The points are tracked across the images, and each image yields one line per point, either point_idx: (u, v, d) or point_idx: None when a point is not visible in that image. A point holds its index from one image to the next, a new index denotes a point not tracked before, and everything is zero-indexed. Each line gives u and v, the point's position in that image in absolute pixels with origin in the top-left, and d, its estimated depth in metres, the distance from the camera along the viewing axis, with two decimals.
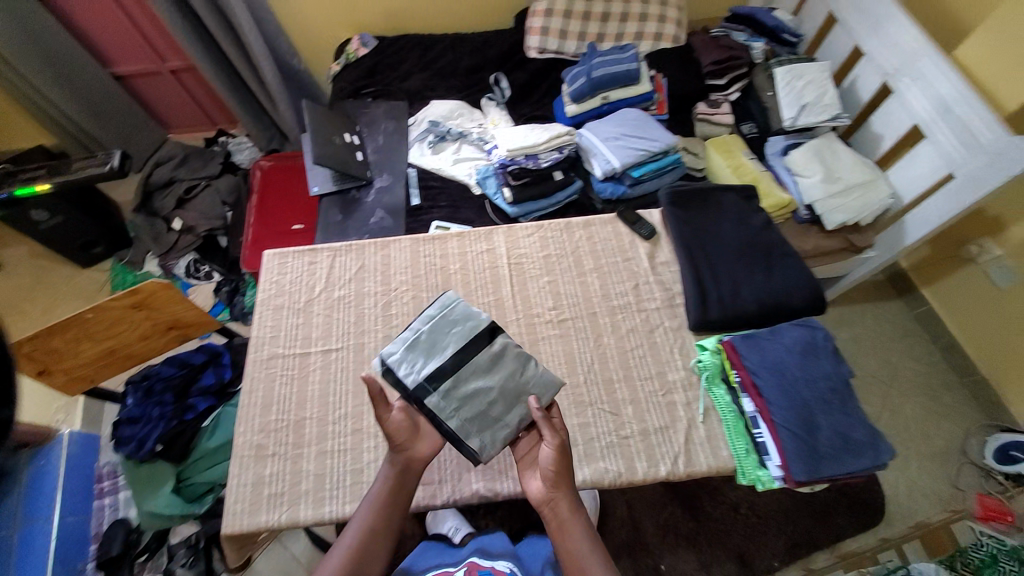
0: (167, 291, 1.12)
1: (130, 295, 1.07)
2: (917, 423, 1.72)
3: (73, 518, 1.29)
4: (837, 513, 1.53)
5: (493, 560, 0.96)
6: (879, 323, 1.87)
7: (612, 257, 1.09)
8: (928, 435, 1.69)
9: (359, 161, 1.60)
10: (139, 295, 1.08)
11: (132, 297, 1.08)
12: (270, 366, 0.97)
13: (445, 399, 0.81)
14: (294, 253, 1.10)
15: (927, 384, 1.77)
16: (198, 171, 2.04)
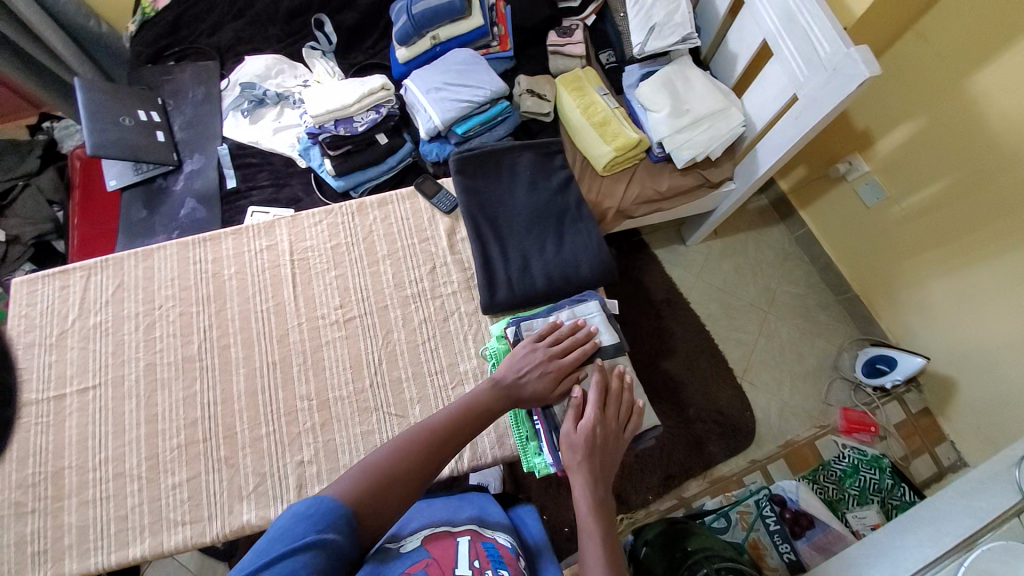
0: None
1: None
2: (793, 346, 1.74)
3: None
4: (707, 443, 1.59)
5: (491, 531, 0.78)
6: (759, 251, 1.84)
7: (408, 239, 0.99)
8: (803, 357, 1.72)
9: (160, 143, 1.38)
10: None
11: None
12: (23, 416, 0.86)
13: (556, 395, 0.82)
14: (44, 276, 0.96)
15: (803, 308, 1.77)
16: (12, 169, 1.61)
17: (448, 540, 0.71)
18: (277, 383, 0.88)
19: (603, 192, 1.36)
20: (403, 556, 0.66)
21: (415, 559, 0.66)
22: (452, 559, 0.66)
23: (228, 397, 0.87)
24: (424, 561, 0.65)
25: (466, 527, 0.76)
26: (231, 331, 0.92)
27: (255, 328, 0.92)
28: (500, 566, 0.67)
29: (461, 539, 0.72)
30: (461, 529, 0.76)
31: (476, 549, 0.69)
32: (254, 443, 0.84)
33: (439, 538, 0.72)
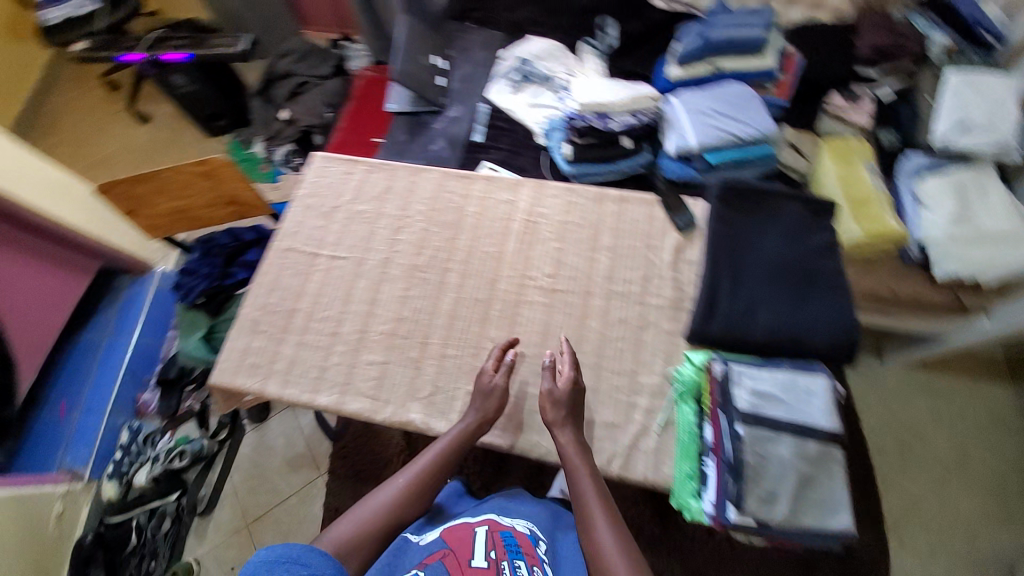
0: (233, 167, 1.21)
1: (199, 163, 1.18)
2: (966, 523, 1.40)
3: (148, 340, 1.88)
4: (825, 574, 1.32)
5: (511, 519, 0.93)
6: (969, 404, 1.52)
7: (635, 239, 1.00)
8: (976, 539, 1.38)
9: (438, 86, 1.61)
10: (207, 165, 1.19)
11: (200, 165, 1.18)
12: (285, 257, 1.07)
13: (754, 448, 0.73)
14: (337, 159, 1.18)
15: (999, 487, 1.43)
16: (314, 69, 2.22)
17: (467, 532, 0.88)
18: (477, 318, 0.96)
19: None
20: (422, 547, 0.85)
21: (433, 549, 0.84)
22: (467, 552, 0.83)
23: (434, 311, 0.98)
24: (442, 553, 0.82)
25: (486, 518, 0.93)
26: (455, 259, 1.02)
27: (474, 265, 1.01)
28: (516, 554, 0.83)
29: (480, 530, 0.88)
30: (481, 520, 0.92)
31: (494, 539, 0.86)
32: (439, 358, 0.94)
33: (456, 532, 0.88)
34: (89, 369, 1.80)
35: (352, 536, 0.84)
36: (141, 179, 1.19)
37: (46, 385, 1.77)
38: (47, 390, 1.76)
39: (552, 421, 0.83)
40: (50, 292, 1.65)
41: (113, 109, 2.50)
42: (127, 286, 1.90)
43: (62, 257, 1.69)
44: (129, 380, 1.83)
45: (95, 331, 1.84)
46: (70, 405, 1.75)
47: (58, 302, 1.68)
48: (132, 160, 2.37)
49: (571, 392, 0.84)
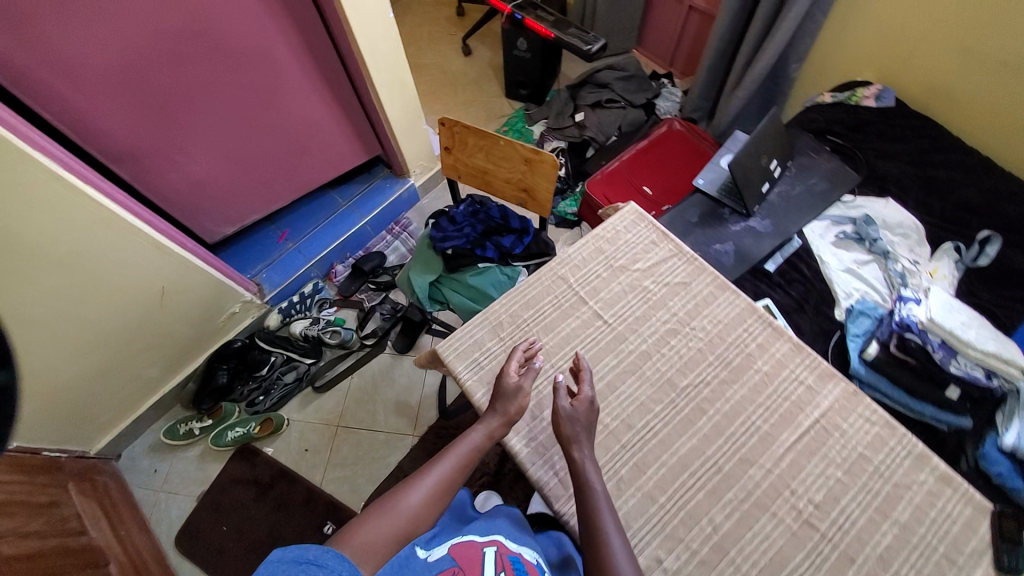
0: (555, 170, 1.27)
1: (532, 151, 1.27)
2: None
3: (368, 229, 2.11)
4: None
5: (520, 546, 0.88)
6: None
7: (935, 539, 0.81)
8: None
9: (760, 191, 1.48)
10: (536, 155, 1.27)
11: (531, 152, 1.27)
12: (555, 284, 1.08)
13: None
14: (650, 223, 1.14)
15: None
16: (629, 93, 2.26)
17: (475, 548, 0.83)
18: (708, 485, 0.85)
19: None
20: (429, 563, 0.77)
21: (441, 567, 0.78)
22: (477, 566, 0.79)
23: (665, 443, 0.90)
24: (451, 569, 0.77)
25: (492, 538, 0.88)
26: (718, 405, 0.93)
27: (736, 427, 0.91)
28: None
29: (488, 550, 0.84)
30: (487, 538, 0.88)
31: (502, 561, 0.82)
32: (648, 495, 0.85)
33: (465, 550, 0.83)
34: (320, 222, 2.05)
35: (369, 538, 0.75)
36: (481, 135, 1.32)
37: (287, 213, 2.06)
38: (282, 217, 2.04)
39: (567, 436, 0.84)
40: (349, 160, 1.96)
41: (448, 30, 2.81)
42: (382, 177, 2.15)
43: (367, 137, 1.93)
44: (340, 248, 2.05)
45: (341, 197, 2.11)
46: (291, 238, 2.01)
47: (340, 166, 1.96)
48: (437, 78, 2.64)
49: (587, 411, 0.87)
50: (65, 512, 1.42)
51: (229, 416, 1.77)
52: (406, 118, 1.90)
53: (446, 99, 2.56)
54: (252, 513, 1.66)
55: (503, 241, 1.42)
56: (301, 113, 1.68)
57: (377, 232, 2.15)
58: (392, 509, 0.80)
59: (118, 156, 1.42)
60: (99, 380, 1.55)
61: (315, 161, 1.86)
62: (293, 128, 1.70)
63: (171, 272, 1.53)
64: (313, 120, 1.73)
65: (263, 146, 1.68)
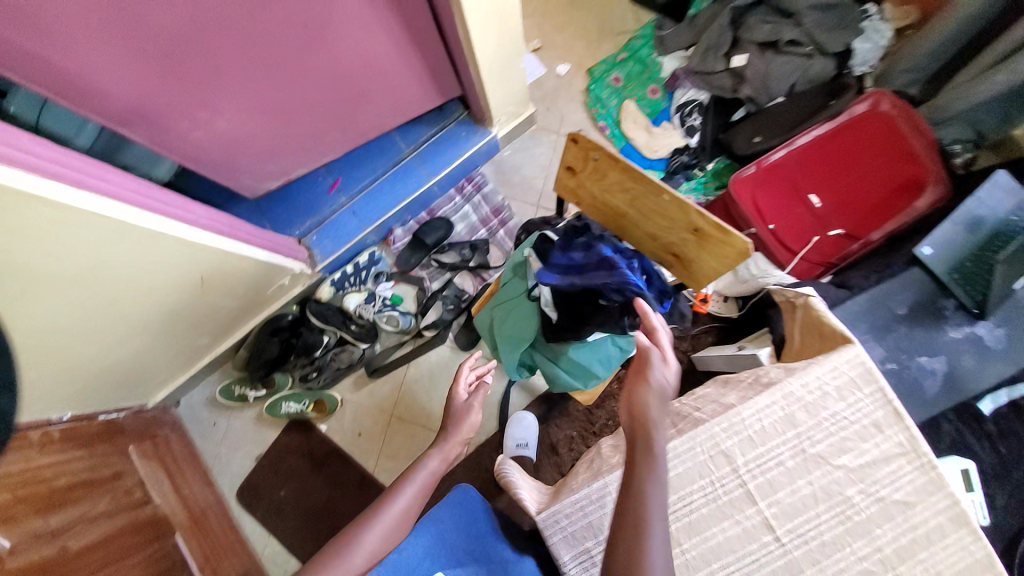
0: (737, 256, 0.91)
1: (714, 225, 0.88)
2: None
3: (435, 188, 1.70)
4: None
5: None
6: None
7: None
8: None
9: (1005, 287, 1.05)
10: (717, 231, 0.89)
11: (711, 226, 0.89)
12: (715, 462, 0.85)
13: None
14: (870, 394, 0.85)
15: None
16: (822, 31, 1.52)
17: None
18: None
19: None
20: None
21: None
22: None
23: None
24: None
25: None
26: None
27: None
28: None
29: None
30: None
31: None
32: None
33: None
34: (377, 176, 1.64)
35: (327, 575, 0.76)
36: (636, 177, 0.91)
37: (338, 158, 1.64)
38: (333, 163, 1.64)
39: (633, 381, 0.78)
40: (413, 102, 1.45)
41: None
42: (456, 121, 1.66)
43: (440, 71, 1.39)
44: (401, 211, 1.69)
45: (403, 142, 1.65)
46: (343, 192, 1.63)
47: (406, 112, 1.48)
48: None
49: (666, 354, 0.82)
50: (128, 483, 1.33)
51: (282, 388, 1.70)
52: (500, 56, 1.35)
53: None
54: (308, 483, 1.67)
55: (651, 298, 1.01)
56: (362, 52, 1.19)
57: (444, 190, 1.74)
58: (353, 543, 0.79)
59: (123, 118, 1.05)
60: (141, 359, 1.39)
61: (373, 110, 1.40)
62: (349, 68, 1.22)
63: (208, 260, 1.26)
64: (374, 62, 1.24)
65: (311, 92, 1.23)
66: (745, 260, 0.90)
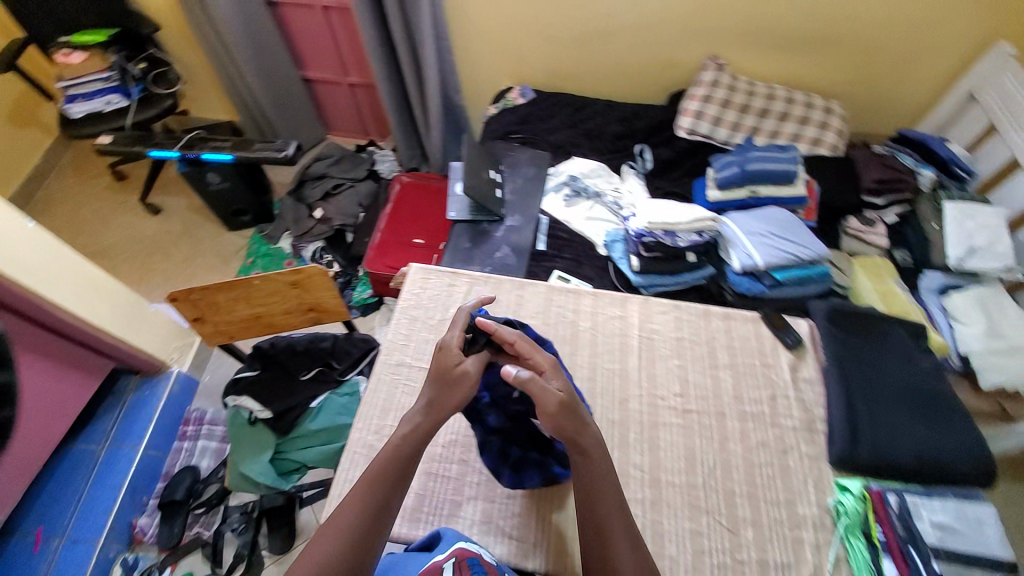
0: (327, 278, 1.18)
1: (293, 273, 1.15)
2: None
3: (153, 452, 1.61)
4: None
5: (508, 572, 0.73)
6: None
7: (751, 357, 1.02)
8: None
9: (496, 198, 1.69)
10: (300, 274, 1.15)
11: (293, 275, 1.15)
12: (396, 373, 1.02)
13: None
14: (438, 272, 1.18)
15: None
16: (347, 172, 2.27)
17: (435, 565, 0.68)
18: (617, 443, 0.91)
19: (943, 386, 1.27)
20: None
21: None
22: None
23: None
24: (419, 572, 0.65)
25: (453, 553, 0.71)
26: (579, 376, 1.01)
27: (600, 383, 1.00)
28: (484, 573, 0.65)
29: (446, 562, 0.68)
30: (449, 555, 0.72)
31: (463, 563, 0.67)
32: None
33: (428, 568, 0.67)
34: (81, 490, 1.48)
35: None
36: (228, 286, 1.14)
37: (22, 510, 1.44)
38: (20, 518, 1.43)
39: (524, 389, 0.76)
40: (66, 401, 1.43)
41: (119, 199, 2.40)
42: (134, 390, 1.67)
43: (72, 357, 1.45)
44: (128, 499, 1.52)
45: (90, 442, 1.56)
46: (50, 533, 1.42)
47: (68, 413, 1.45)
48: (135, 256, 2.22)
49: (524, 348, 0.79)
50: None
51: None
52: (116, 311, 1.51)
53: (163, 267, 2.18)
54: None
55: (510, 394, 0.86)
56: None
57: (166, 450, 1.66)
58: None
59: None
60: None
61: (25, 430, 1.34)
62: None
63: None
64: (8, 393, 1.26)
65: None
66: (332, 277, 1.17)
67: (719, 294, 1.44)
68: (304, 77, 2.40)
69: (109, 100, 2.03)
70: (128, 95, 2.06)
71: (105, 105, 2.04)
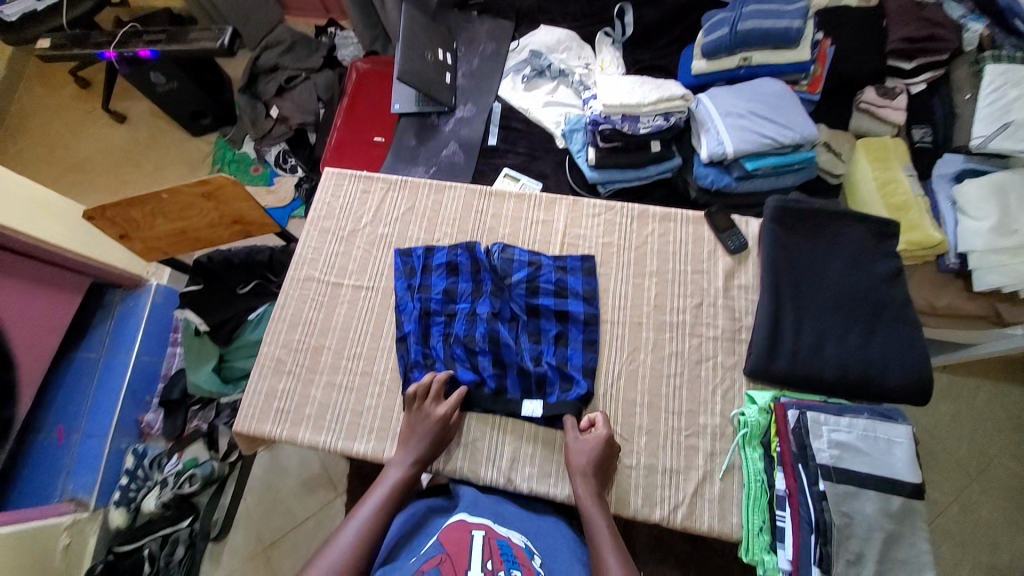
0: (238, 188, 1.11)
1: (201, 184, 1.08)
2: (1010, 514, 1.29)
3: (148, 357, 1.57)
4: None
5: (505, 528, 0.72)
6: (993, 406, 1.37)
7: (683, 263, 0.93)
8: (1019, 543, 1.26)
9: (446, 84, 1.49)
10: (209, 186, 1.09)
11: (203, 186, 1.08)
12: (304, 288, 0.99)
13: (823, 505, 0.67)
14: (352, 176, 1.08)
15: None
16: (302, 61, 2.05)
17: (463, 533, 0.68)
18: None
19: (927, 293, 1.14)
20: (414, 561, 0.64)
21: (427, 558, 0.64)
22: (465, 558, 0.63)
23: None
24: (437, 558, 0.63)
25: (483, 521, 0.72)
26: None
27: None
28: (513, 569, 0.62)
29: (475, 534, 0.67)
30: (478, 521, 0.72)
31: (489, 546, 0.66)
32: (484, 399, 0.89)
33: (453, 531, 0.68)
34: (88, 390, 1.48)
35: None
36: (139, 203, 1.10)
37: (42, 408, 1.46)
38: (41, 414, 1.45)
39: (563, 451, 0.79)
40: (57, 321, 1.40)
41: (80, 104, 2.28)
42: (121, 301, 1.59)
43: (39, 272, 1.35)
44: (132, 400, 1.50)
45: (91, 348, 1.53)
46: (69, 428, 1.44)
47: (56, 329, 1.40)
48: (106, 166, 2.15)
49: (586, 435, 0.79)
50: None
51: None
52: None
53: (135, 178, 2.12)
54: None
55: (477, 300, 0.91)
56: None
57: (160, 354, 1.62)
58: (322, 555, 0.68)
59: None
60: None
61: (19, 350, 1.31)
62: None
63: None
64: (22, 325, 1.30)
65: None
66: (241, 186, 1.10)
67: (686, 191, 1.29)
68: None
69: None
70: None
71: (36, 3, 1.82)
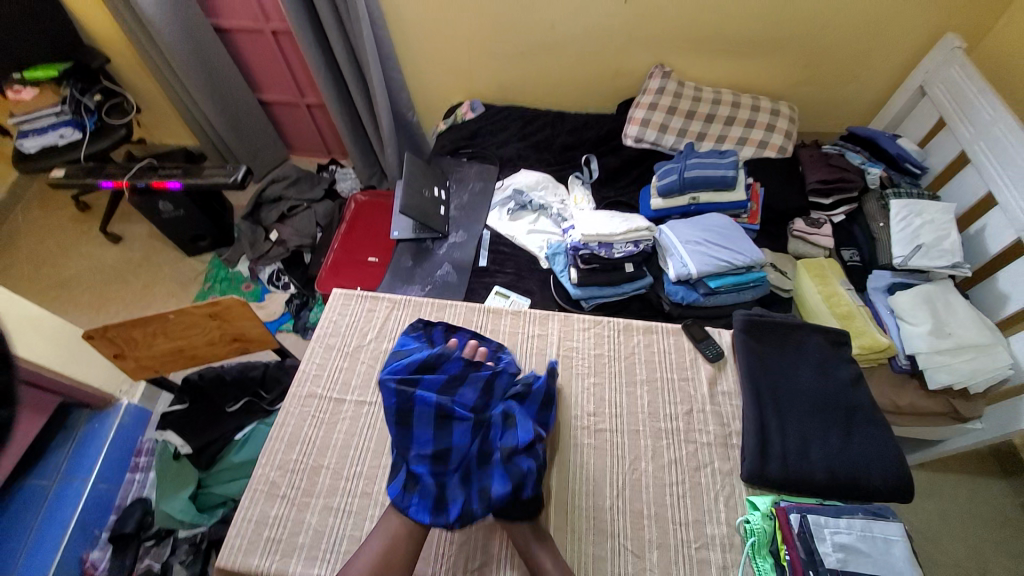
0: (246, 308, 1.16)
1: (209, 305, 1.12)
2: None
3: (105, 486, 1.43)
4: None
5: None
6: (973, 503, 1.40)
7: (669, 371, 1.02)
8: None
9: (440, 215, 1.68)
10: (216, 306, 1.13)
11: (210, 306, 1.13)
12: (306, 404, 1.00)
13: None
14: (359, 296, 1.16)
15: None
16: (304, 193, 2.26)
17: None
18: None
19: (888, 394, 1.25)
20: None
21: None
22: None
23: None
24: None
25: None
26: None
27: None
28: None
29: None
30: None
31: None
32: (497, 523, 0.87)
33: None
34: (30, 524, 1.31)
35: None
36: (142, 324, 1.12)
37: None
38: None
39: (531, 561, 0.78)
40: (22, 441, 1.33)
41: (77, 227, 2.36)
42: (85, 422, 1.49)
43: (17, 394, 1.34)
44: (79, 535, 1.34)
45: (43, 475, 1.39)
46: None
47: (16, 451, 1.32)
48: (92, 284, 2.17)
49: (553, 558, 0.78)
50: None
51: None
52: None
53: (121, 296, 2.13)
54: None
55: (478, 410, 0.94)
56: None
57: (118, 482, 1.47)
58: None
59: None
60: None
61: None
62: None
63: None
64: None
65: None
66: (249, 306, 1.15)
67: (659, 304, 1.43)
68: (261, 100, 2.40)
69: (63, 133, 1.97)
70: (82, 127, 2.00)
71: (59, 139, 1.97)
